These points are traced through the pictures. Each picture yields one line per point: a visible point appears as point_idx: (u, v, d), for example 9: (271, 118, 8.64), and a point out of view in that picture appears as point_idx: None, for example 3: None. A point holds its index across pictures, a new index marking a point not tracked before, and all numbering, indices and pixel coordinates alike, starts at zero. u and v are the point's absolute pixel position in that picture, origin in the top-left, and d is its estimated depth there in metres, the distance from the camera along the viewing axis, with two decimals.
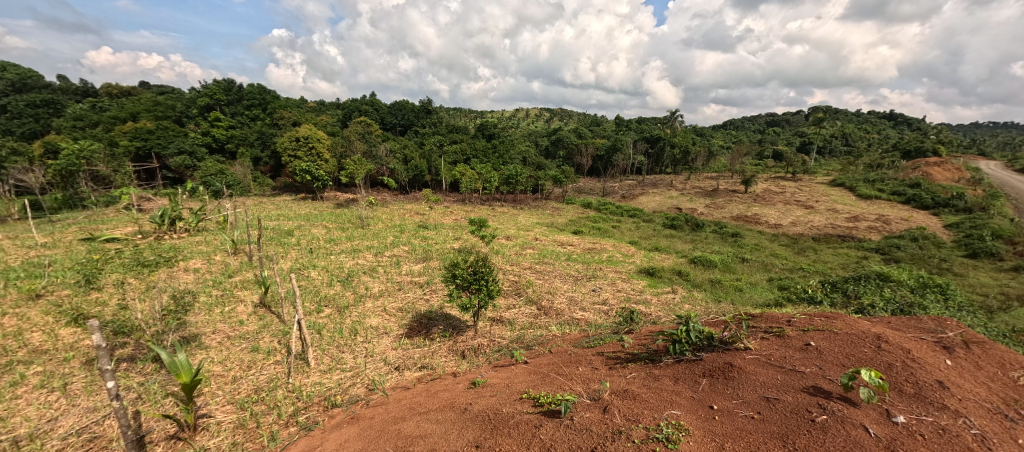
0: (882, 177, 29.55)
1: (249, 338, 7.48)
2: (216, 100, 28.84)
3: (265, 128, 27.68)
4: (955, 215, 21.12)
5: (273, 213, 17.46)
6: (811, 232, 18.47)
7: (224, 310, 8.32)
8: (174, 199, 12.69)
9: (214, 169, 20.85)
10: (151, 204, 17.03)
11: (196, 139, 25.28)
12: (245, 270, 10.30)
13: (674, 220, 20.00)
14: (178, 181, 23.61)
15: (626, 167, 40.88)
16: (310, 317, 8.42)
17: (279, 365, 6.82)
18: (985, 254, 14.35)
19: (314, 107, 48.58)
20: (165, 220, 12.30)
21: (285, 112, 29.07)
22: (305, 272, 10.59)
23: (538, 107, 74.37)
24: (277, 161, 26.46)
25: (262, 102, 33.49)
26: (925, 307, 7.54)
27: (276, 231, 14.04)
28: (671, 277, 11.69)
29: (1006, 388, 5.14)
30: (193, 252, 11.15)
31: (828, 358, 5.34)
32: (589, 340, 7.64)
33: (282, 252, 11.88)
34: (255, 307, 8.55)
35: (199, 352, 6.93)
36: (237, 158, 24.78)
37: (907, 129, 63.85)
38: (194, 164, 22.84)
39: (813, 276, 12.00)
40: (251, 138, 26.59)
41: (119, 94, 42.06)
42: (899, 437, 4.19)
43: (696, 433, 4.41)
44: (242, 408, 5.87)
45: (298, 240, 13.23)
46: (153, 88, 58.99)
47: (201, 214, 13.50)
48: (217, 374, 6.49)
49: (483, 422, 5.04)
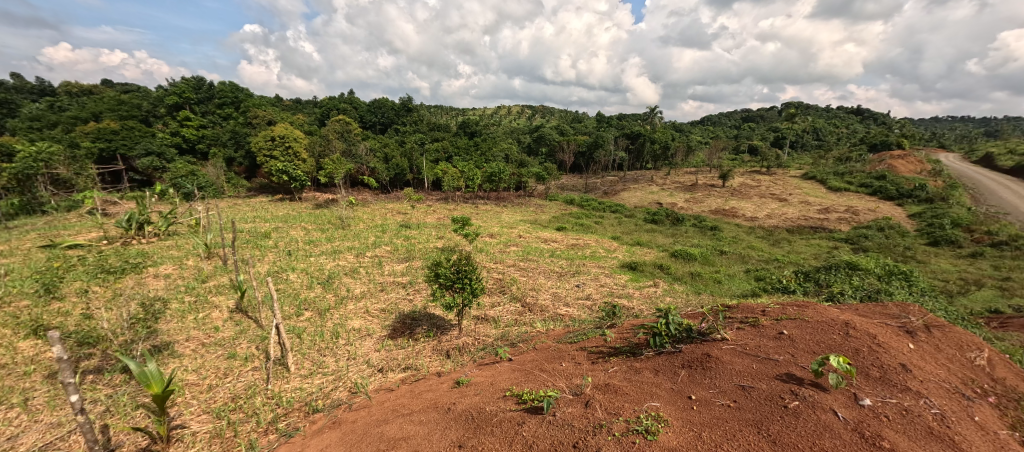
0: (851, 170, 30.59)
1: (226, 344, 7.39)
2: (185, 99, 28.32)
3: (239, 127, 27.10)
4: (918, 205, 22.06)
5: (250, 215, 17.15)
6: (786, 224, 19.00)
7: (198, 316, 8.20)
8: (141, 202, 12.37)
9: (185, 171, 20.36)
10: (118, 208, 16.54)
11: (165, 140, 24.60)
12: (219, 274, 10.15)
13: (655, 214, 20.38)
14: (147, 183, 22.88)
15: (608, 163, 41.30)
16: (290, 321, 8.35)
17: (257, 371, 6.77)
18: (945, 241, 15.05)
19: (290, 105, 47.72)
20: (132, 224, 11.99)
21: (260, 111, 28.50)
22: (283, 275, 10.47)
23: (520, 107, 74.65)
24: (252, 161, 25.92)
25: (235, 100, 32.74)
26: (892, 293, 7.90)
27: (253, 234, 13.84)
28: (652, 270, 11.94)
29: (964, 368, 5.44)
30: (163, 257, 10.90)
31: (800, 346, 5.55)
32: (572, 335, 7.76)
33: (259, 255, 11.71)
34: (232, 313, 8.44)
35: (171, 361, 6.80)
36: (209, 159, 24.29)
37: (874, 123, 66.42)
38: (163, 165, 22.16)
39: (788, 267, 12.41)
40: (224, 138, 26.04)
41: (81, 93, 40.60)
42: (865, 419, 4.42)
43: (674, 423, 4.55)
44: (219, 417, 5.81)
45: (276, 242, 13.08)
46: (120, 85, 57.04)
47: (171, 217, 13.18)
48: (191, 383, 6.40)
49: (466, 421, 5.11)
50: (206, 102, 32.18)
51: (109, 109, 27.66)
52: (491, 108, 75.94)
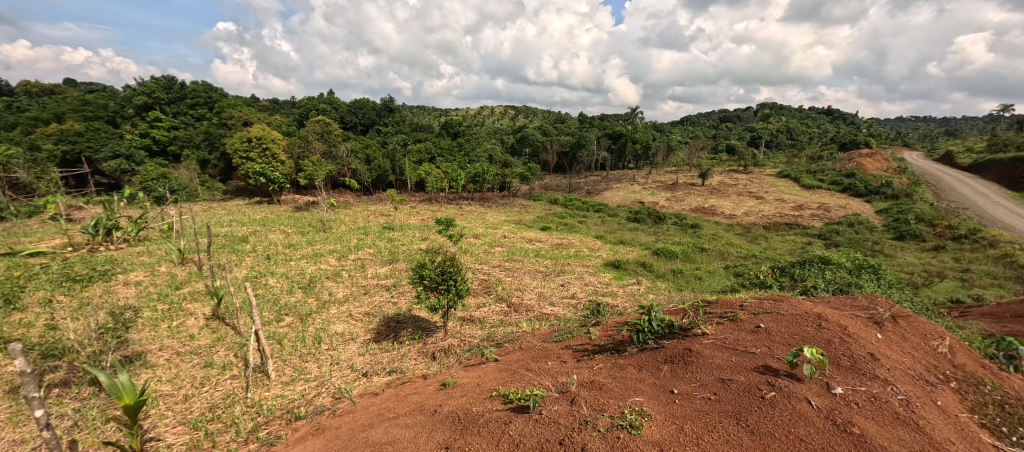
0: (822, 168, 31.62)
1: (202, 352, 7.32)
2: (155, 99, 27.87)
3: (213, 128, 26.55)
4: (885, 201, 22.94)
5: (226, 219, 16.87)
6: (762, 221, 19.54)
7: (172, 324, 8.09)
8: (109, 206, 12.07)
9: (156, 174, 19.81)
10: (83, 212, 16.03)
11: (134, 141, 23.98)
12: (194, 281, 10.02)
13: (638, 213, 20.70)
14: (114, 187, 22.16)
15: (590, 163, 41.70)
16: (269, 327, 8.28)
17: (235, 379, 6.74)
18: (910, 236, 15.71)
19: (268, 106, 46.92)
20: (99, 230, 11.69)
21: (235, 112, 28.07)
22: (262, 280, 10.36)
23: (502, 108, 74.95)
24: (228, 163, 25.46)
25: (208, 100, 32.04)
26: (861, 286, 8.24)
27: (229, 238, 13.66)
28: (635, 268, 12.17)
29: (928, 356, 5.73)
30: (133, 264, 10.67)
31: (776, 338, 5.78)
32: (557, 334, 7.89)
33: (236, 260, 11.56)
34: (208, 320, 8.35)
35: (144, 372, 6.69)
36: (182, 161, 23.76)
37: (843, 123, 68.90)
38: (131, 168, 21.46)
39: (765, 262, 12.80)
40: (197, 140, 25.56)
41: (40, 93, 39.32)
42: (837, 407, 4.64)
43: (657, 417, 4.71)
44: (196, 428, 5.76)
45: (254, 246, 12.91)
46: (84, 85, 54.85)
47: (141, 222, 12.90)
48: (165, 394, 6.31)
49: (452, 423, 5.19)
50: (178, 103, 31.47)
51: (74, 110, 26.83)
52: (474, 109, 75.83)
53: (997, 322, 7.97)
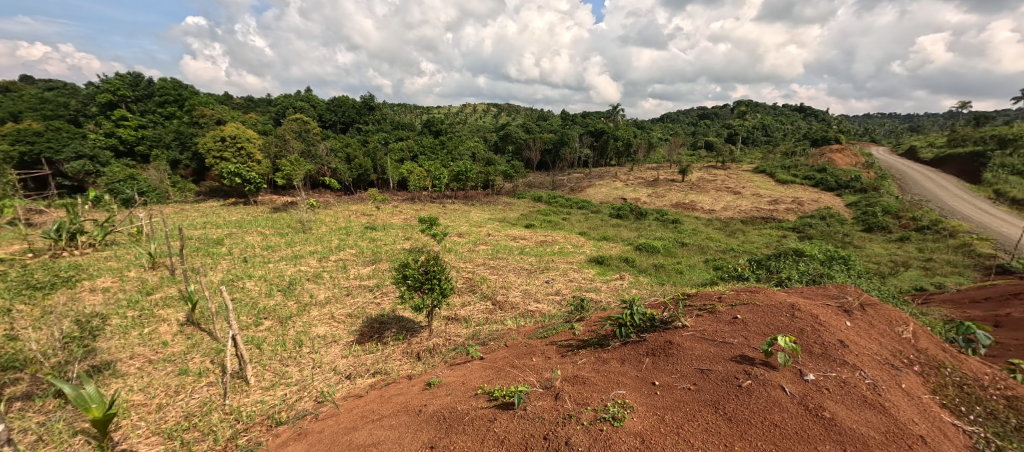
0: (796, 163, 32.51)
1: (176, 359, 7.23)
2: (120, 97, 27.24)
3: (184, 128, 25.91)
4: (855, 195, 23.76)
5: (199, 221, 16.54)
6: (740, 216, 20.02)
7: (144, 331, 7.95)
8: (72, 210, 11.73)
9: (123, 175, 19.16)
10: (44, 217, 15.46)
11: (99, 141, 23.26)
12: (166, 286, 9.86)
13: (620, 210, 20.99)
14: (78, 189, 21.39)
15: (573, 160, 42.02)
16: (248, 331, 8.21)
17: (212, 386, 6.67)
18: (877, 228, 16.36)
19: (242, 104, 45.91)
20: (62, 235, 11.36)
21: (206, 110, 27.46)
22: (238, 283, 10.23)
23: (484, 106, 74.92)
24: (200, 164, 24.93)
25: (178, 98, 31.20)
26: (832, 276, 8.59)
27: (204, 241, 13.42)
28: (618, 264, 12.40)
29: (894, 342, 6.03)
30: (100, 270, 10.42)
31: (752, 328, 6.01)
32: (542, 330, 8.03)
33: (211, 263, 11.37)
34: (182, 326, 8.24)
35: (114, 382, 6.58)
36: (151, 162, 23.15)
37: (815, 119, 71.18)
38: (96, 169, 20.79)
39: (742, 256, 13.17)
40: (167, 139, 24.90)
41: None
42: (809, 393, 4.87)
43: (639, 409, 4.87)
44: (171, 438, 5.70)
45: (230, 249, 12.72)
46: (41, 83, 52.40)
47: (108, 226, 12.56)
48: (138, 404, 6.21)
49: (437, 422, 5.27)
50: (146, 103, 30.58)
51: (33, 109, 25.76)
52: (456, 108, 75.61)
53: (959, 308, 8.43)
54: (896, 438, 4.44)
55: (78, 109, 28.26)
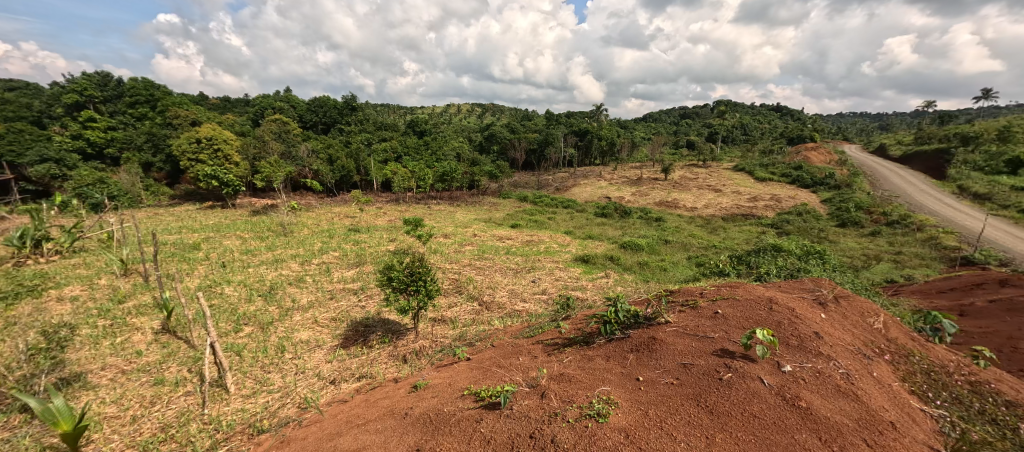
0: (774, 161, 33.27)
1: (151, 369, 7.13)
2: (86, 97, 27.14)
3: (156, 129, 25.27)
4: (830, 191, 24.44)
5: (174, 225, 16.24)
6: (721, 213, 20.44)
7: (116, 341, 7.81)
8: (37, 216, 11.41)
9: (91, 179, 18.61)
10: (8, 223, 14.96)
11: (65, 144, 22.61)
12: (139, 293, 9.70)
13: (605, 209, 21.24)
14: (42, 194, 20.61)
15: (558, 159, 42.29)
16: (227, 338, 8.13)
17: (190, 395, 6.60)
18: (851, 223, 16.89)
19: (219, 104, 45.03)
20: (26, 241, 11.05)
21: (180, 111, 26.88)
22: (216, 289, 10.11)
23: (468, 106, 74.91)
24: (174, 166, 24.40)
25: (150, 98, 30.48)
26: (809, 270, 8.88)
27: (179, 246, 13.19)
28: (604, 262, 12.58)
29: (866, 333, 6.28)
30: (68, 278, 10.18)
31: (732, 322, 6.20)
32: (529, 330, 8.13)
33: (188, 269, 11.20)
34: (156, 334, 8.12)
35: (83, 394, 6.46)
36: (121, 165, 22.57)
37: (792, 118, 72.99)
38: (62, 173, 20.15)
39: (723, 252, 13.48)
40: (139, 142, 24.25)
41: None
42: (786, 383, 5.06)
43: (623, 405, 5.00)
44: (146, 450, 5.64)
45: (207, 254, 12.53)
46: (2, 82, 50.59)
47: (76, 232, 12.26)
48: (110, 416, 6.13)
49: (423, 425, 5.32)
50: (118, 105, 29.85)
51: None
52: (440, 108, 75.29)
53: (926, 298, 8.84)
54: (868, 424, 4.65)
55: (43, 111, 27.35)
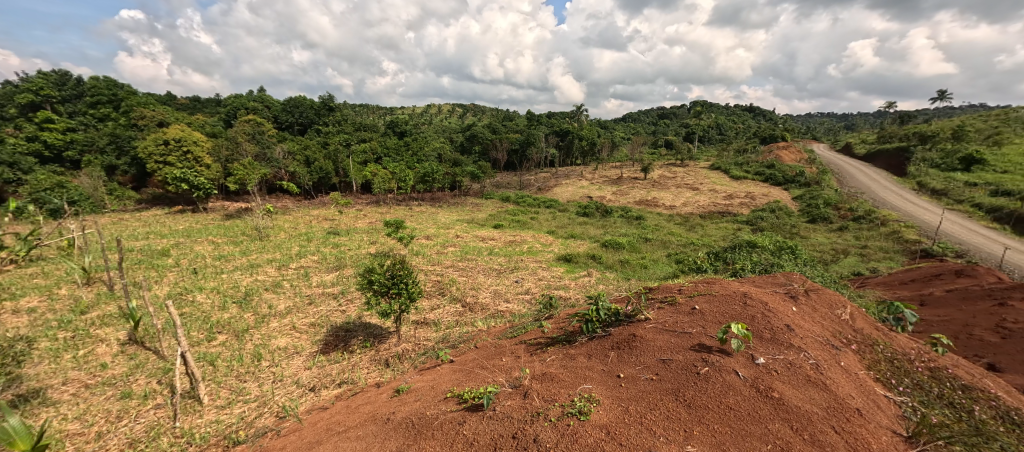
0: (748, 160, 34.17)
1: (117, 382, 6.99)
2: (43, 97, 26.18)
3: (121, 131, 24.47)
4: (800, 188, 25.22)
5: (142, 231, 15.79)
6: (698, 211, 20.90)
7: (79, 354, 7.62)
8: None
9: (50, 183, 17.89)
10: None
11: (20, 147, 21.77)
12: (103, 303, 9.46)
13: (586, 207, 21.50)
14: None
15: (539, 159, 42.53)
16: (199, 348, 8.01)
17: (160, 408, 6.51)
18: (820, 219, 17.50)
19: (190, 105, 43.83)
20: None
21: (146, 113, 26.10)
22: (188, 296, 9.93)
23: (449, 107, 74.65)
24: (141, 170, 23.67)
25: (113, 99, 29.51)
26: (781, 266, 9.22)
27: (147, 252, 12.87)
28: (586, 261, 12.77)
29: (835, 324, 6.56)
30: (25, 288, 9.85)
31: (708, 318, 6.42)
32: (512, 330, 8.24)
33: (157, 276, 10.97)
34: (123, 345, 7.94)
35: (43, 411, 6.29)
36: (82, 168, 21.76)
37: (765, 118, 75.09)
38: (17, 178, 19.38)
39: (701, 249, 13.82)
40: (102, 144, 23.41)
41: None
42: (760, 375, 5.28)
43: (604, 402, 5.14)
44: None
45: (177, 260, 12.27)
46: None
47: (33, 240, 11.82)
48: (73, 433, 6.00)
49: (406, 429, 5.37)
50: (79, 105, 28.82)
51: None
52: (421, 109, 75.01)
53: (889, 290, 9.28)
54: (836, 412, 4.90)
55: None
